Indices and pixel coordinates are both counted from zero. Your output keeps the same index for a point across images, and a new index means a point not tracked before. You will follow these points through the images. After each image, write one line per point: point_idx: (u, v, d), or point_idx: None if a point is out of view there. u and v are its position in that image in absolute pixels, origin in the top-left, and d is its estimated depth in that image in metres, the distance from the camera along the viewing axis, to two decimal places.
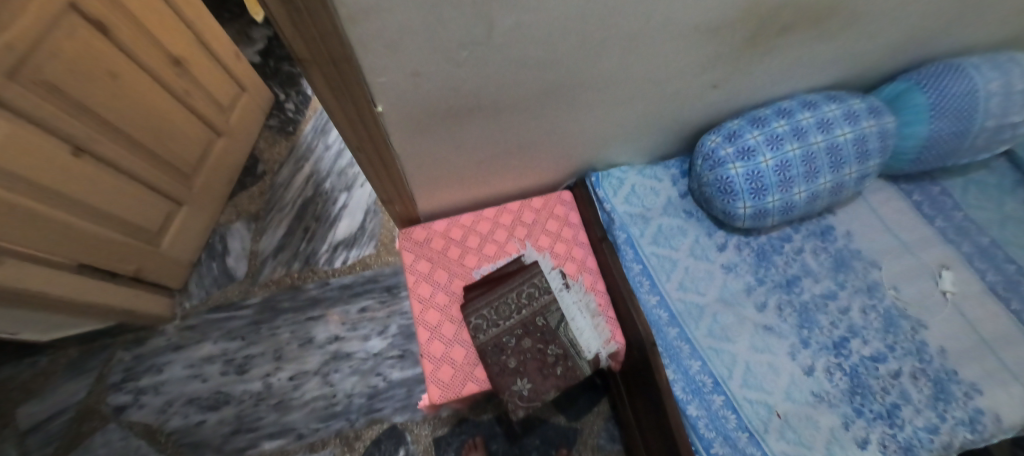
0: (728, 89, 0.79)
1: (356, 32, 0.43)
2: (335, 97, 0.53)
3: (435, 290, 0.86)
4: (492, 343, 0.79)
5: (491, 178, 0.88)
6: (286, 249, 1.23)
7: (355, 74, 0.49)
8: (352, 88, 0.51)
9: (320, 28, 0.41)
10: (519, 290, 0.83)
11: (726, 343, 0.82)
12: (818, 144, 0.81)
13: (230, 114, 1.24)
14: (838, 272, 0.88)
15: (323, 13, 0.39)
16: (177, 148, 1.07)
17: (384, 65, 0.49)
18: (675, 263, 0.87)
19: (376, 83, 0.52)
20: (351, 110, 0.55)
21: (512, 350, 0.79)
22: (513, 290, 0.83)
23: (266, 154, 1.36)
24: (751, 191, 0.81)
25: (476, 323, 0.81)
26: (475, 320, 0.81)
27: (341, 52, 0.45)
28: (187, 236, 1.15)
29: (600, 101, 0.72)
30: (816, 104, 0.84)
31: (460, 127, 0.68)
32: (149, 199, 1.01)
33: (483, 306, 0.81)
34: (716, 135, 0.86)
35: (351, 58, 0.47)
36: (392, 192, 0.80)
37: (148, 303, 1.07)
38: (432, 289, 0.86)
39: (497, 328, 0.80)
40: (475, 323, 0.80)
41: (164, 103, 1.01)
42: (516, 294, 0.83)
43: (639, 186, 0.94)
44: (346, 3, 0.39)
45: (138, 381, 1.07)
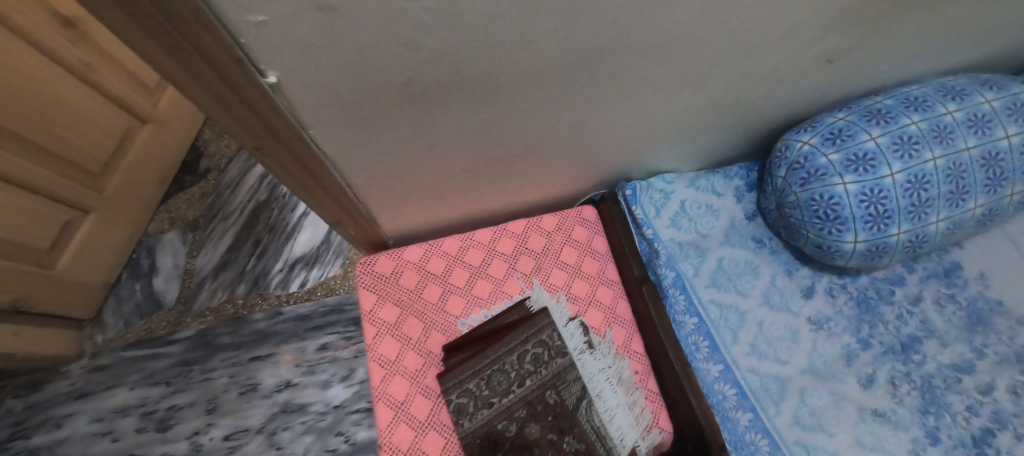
0: (843, 67, 0.53)
1: None
2: (180, 67, 0.26)
3: (400, 348, 0.60)
4: (481, 436, 0.52)
5: (487, 190, 0.62)
6: (231, 268, 0.98)
7: (201, 21, 0.23)
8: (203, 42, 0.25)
9: None
10: (521, 352, 0.55)
11: (821, 436, 0.57)
12: (970, 152, 0.55)
13: (161, 95, 0.98)
14: (973, 333, 0.62)
15: None
16: (78, 140, 0.81)
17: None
18: (743, 316, 0.62)
19: (251, 26, 0.26)
20: (231, 100, 0.30)
21: (511, 445, 0.51)
22: (512, 352, 0.55)
23: (213, 146, 1.10)
24: (867, 219, 0.55)
25: (458, 403, 0.54)
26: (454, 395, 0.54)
27: None
28: (98, 253, 0.90)
29: (656, 79, 0.46)
30: (962, 92, 0.57)
31: (431, 116, 0.42)
32: (34, 207, 0.76)
33: (469, 375, 0.54)
34: (810, 134, 0.59)
35: None
36: (340, 211, 0.54)
37: (40, 341, 0.83)
38: (398, 347, 0.60)
39: (488, 410, 0.53)
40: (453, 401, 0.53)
41: (52, 79, 0.75)
42: (515, 357, 0.55)
43: (690, 203, 0.68)
44: None
45: (30, 440, 0.83)
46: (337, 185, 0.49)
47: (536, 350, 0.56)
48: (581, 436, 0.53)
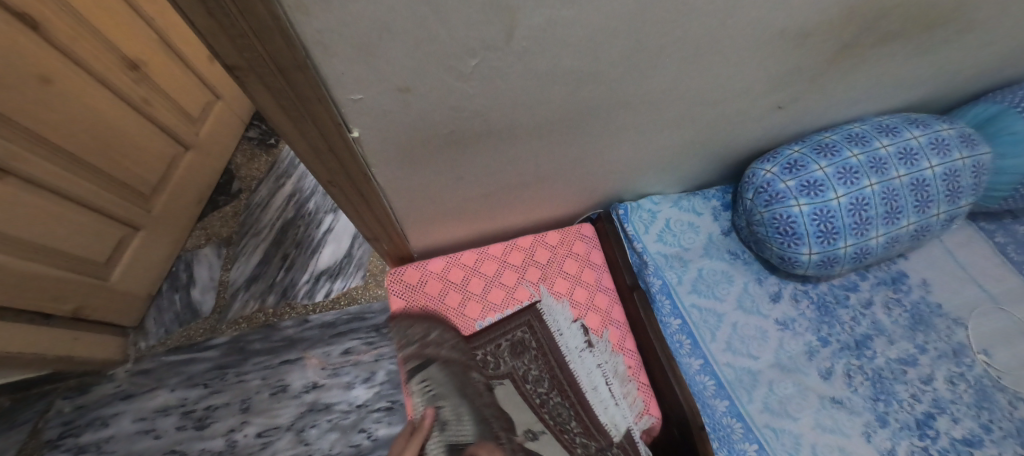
0: (794, 110, 0.65)
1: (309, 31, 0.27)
2: (294, 127, 0.37)
3: (430, 347, 0.71)
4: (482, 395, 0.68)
5: (500, 211, 0.73)
6: (261, 279, 1.08)
7: (317, 96, 0.34)
8: (315, 112, 0.36)
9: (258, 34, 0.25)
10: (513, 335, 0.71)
11: (787, 419, 0.67)
12: (901, 179, 0.66)
13: (203, 124, 1.09)
14: (916, 332, 0.73)
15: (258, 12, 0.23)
16: (134, 165, 0.92)
17: (362, 76, 0.34)
18: (720, 318, 0.73)
19: (348, 103, 0.37)
20: (321, 147, 0.41)
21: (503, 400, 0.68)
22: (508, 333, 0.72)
23: (244, 169, 1.21)
24: (818, 235, 0.66)
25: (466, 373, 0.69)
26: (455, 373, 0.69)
27: (293, 63, 0.30)
28: (144, 266, 0.99)
29: (642, 123, 0.58)
30: (894, 129, 0.69)
31: (463, 156, 0.53)
32: (98, 225, 0.86)
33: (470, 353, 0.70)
34: (772, 164, 0.71)
35: (309, 69, 0.31)
36: (379, 229, 0.65)
37: (93, 346, 0.92)
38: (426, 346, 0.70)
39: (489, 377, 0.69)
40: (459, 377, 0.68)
41: (118, 114, 0.86)
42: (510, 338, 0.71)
43: (674, 221, 0.79)
44: None
45: (79, 437, 0.91)
46: (382, 211, 0.60)
47: (540, 340, 0.71)
48: (577, 419, 0.66)
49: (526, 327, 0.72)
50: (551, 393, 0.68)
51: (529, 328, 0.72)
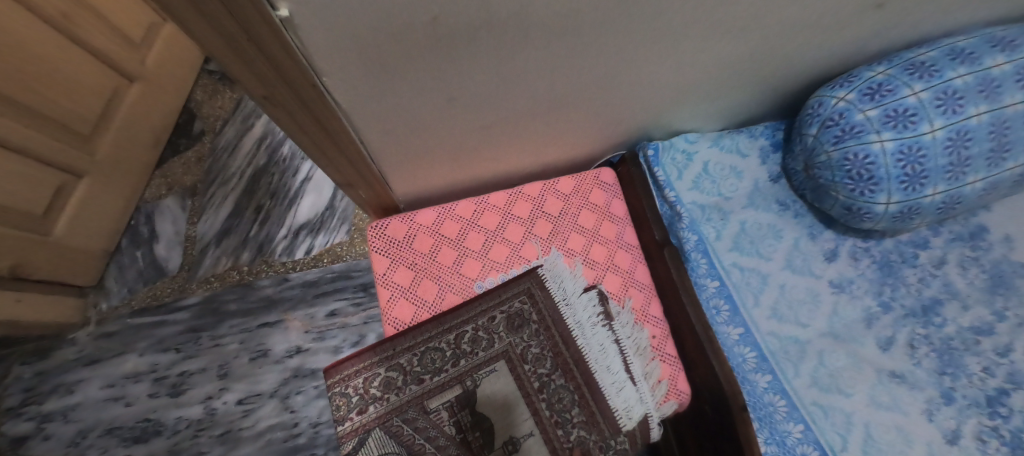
0: (893, 13, 0.49)
1: None
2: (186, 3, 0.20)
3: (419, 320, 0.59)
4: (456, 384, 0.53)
5: (503, 150, 0.59)
6: (233, 234, 0.95)
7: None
8: None
9: None
10: (507, 305, 0.56)
11: (837, 397, 0.57)
12: (1015, 108, 0.52)
13: (149, 52, 0.92)
14: (996, 296, 0.62)
15: None
16: (64, 99, 0.76)
17: None
18: (765, 280, 0.61)
19: None
20: (240, 42, 0.26)
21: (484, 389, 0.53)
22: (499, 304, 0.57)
23: (206, 108, 1.05)
24: (903, 180, 0.53)
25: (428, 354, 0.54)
26: (427, 361, 0.53)
27: None
28: (95, 219, 0.87)
29: (701, 23, 0.42)
30: (1012, 43, 0.54)
31: (453, 65, 0.38)
32: (29, 172, 0.73)
33: (452, 332, 0.55)
34: (848, 90, 0.55)
35: None
36: (350, 171, 0.52)
37: (44, 308, 0.81)
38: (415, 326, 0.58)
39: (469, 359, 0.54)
40: (430, 368, 0.53)
41: (34, 34, 0.69)
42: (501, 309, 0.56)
43: (713, 164, 0.65)
44: None
45: (43, 405, 0.83)
46: (342, 136, 0.45)
47: (542, 311, 0.57)
48: (582, 405, 0.53)
49: (525, 296, 0.57)
50: (552, 375, 0.54)
51: (530, 297, 0.57)
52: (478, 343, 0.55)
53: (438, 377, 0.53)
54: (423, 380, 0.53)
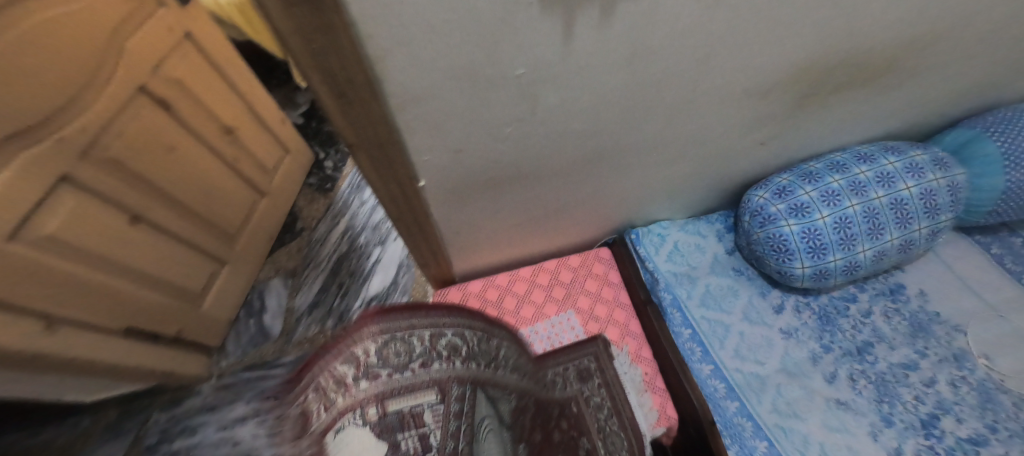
0: (777, 144, 0.76)
1: (384, 72, 0.40)
2: (370, 161, 0.51)
3: None
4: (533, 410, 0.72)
5: (529, 238, 0.86)
6: (321, 306, 1.23)
7: (405, 167, 0.54)
8: (387, 149, 0.50)
9: (350, 77, 0.39)
10: (580, 361, 0.79)
11: (795, 420, 0.73)
12: (880, 200, 0.76)
13: (275, 175, 1.29)
14: (917, 339, 0.79)
15: (349, 51, 0.36)
16: (223, 210, 1.10)
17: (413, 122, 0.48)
18: (728, 328, 0.81)
19: (411, 143, 0.51)
20: (389, 180, 0.55)
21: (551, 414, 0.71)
22: (573, 360, 0.79)
23: (305, 210, 1.41)
24: (809, 251, 0.76)
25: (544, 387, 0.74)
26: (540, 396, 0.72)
27: (372, 96, 0.42)
28: (227, 296, 1.17)
29: (646, 162, 0.70)
30: (872, 157, 0.79)
31: (499, 195, 0.67)
32: (196, 261, 1.05)
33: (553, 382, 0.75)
34: (764, 191, 0.81)
35: (389, 113, 0.45)
36: (429, 256, 0.80)
37: (186, 364, 1.08)
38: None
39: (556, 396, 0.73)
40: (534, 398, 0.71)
41: (215, 170, 1.05)
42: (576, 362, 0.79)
43: (681, 243, 0.90)
44: (376, 42, 0.36)
45: (172, 444, 1.06)
46: (433, 235, 0.73)
47: (601, 369, 0.78)
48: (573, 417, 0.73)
49: (590, 357, 0.79)
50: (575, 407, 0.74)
51: (596, 358, 0.79)
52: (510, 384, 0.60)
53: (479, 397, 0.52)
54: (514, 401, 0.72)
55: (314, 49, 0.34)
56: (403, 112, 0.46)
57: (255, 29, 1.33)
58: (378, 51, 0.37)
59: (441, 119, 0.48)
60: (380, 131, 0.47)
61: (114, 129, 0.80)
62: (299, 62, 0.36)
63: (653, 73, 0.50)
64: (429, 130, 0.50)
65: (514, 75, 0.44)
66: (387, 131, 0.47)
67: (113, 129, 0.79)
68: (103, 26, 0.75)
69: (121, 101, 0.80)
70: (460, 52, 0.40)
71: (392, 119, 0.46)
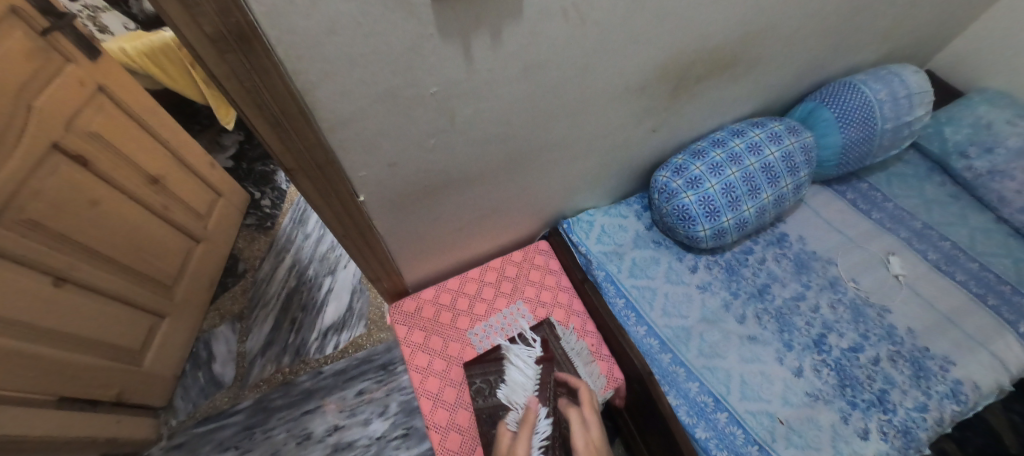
0: (667, 130, 0.90)
1: (313, 100, 0.46)
2: (311, 182, 0.56)
3: (439, 371, 0.86)
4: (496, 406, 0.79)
5: (472, 240, 0.93)
6: (275, 344, 1.21)
7: (344, 185, 0.59)
8: (326, 170, 0.55)
9: (280, 103, 0.44)
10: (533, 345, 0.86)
11: (717, 359, 0.86)
12: (753, 165, 0.92)
13: (209, 219, 1.27)
14: (801, 275, 0.97)
15: (276, 80, 0.41)
16: (157, 261, 1.07)
17: (347, 146, 0.54)
18: (655, 292, 0.93)
19: (347, 163, 0.57)
20: (332, 199, 0.61)
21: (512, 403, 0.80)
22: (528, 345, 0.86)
23: (246, 251, 1.39)
24: (706, 215, 0.90)
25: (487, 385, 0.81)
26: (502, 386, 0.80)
27: (306, 124, 0.48)
28: (170, 351, 1.12)
29: (562, 158, 0.81)
30: (742, 131, 0.96)
31: (436, 202, 0.74)
32: (132, 318, 1.00)
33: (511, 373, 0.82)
34: (665, 171, 0.95)
35: (324, 138, 0.51)
36: (380, 269, 0.85)
37: (131, 428, 1.02)
38: (448, 412, 0.82)
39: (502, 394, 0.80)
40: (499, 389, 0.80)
41: (144, 221, 1.02)
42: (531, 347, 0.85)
43: (607, 225, 1.01)
44: (303, 74, 0.42)
45: None
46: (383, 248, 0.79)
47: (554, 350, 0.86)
48: None
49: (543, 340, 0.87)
50: None
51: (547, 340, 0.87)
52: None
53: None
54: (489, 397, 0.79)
55: (249, 85, 0.41)
56: (335, 133, 0.51)
57: (171, 77, 1.32)
58: (304, 83, 0.43)
59: (374, 138, 0.55)
60: (315, 154, 0.52)
61: (30, 190, 0.77)
62: (228, 90, 0.41)
63: (549, 81, 0.60)
64: (365, 151, 0.56)
65: (429, 93, 0.52)
66: (323, 154, 0.53)
67: (29, 189, 0.77)
68: (9, 87, 0.74)
69: (35, 160, 0.78)
70: (379, 80, 0.47)
71: (326, 141, 0.51)
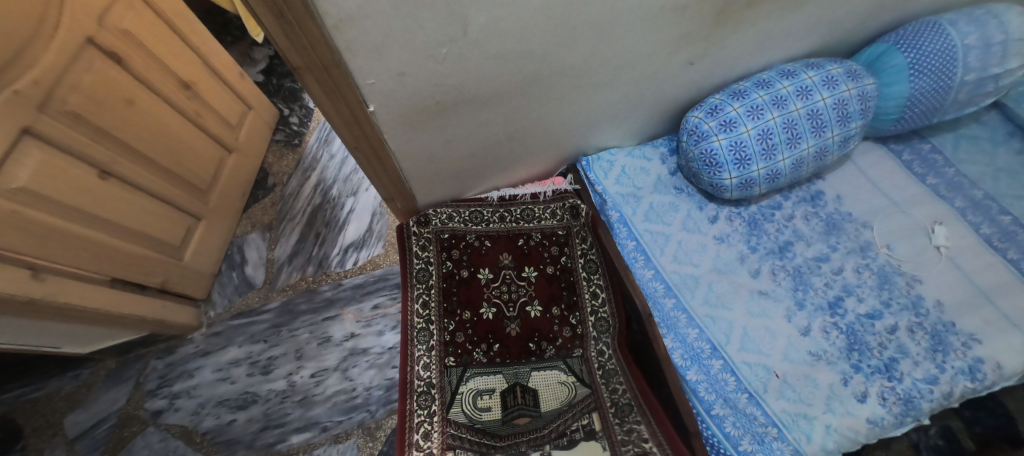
0: (705, 64, 0.83)
1: None
2: (318, 84, 0.56)
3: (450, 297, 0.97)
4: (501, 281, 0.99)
5: (490, 170, 0.96)
6: (300, 255, 1.30)
7: (352, 90, 0.58)
8: (332, 72, 0.54)
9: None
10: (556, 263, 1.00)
11: (722, 309, 0.85)
12: (798, 111, 0.84)
13: (240, 131, 1.32)
14: (829, 236, 0.92)
15: None
16: (193, 166, 1.13)
17: (354, 49, 0.52)
18: (668, 238, 0.92)
19: (354, 67, 0.55)
20: (340, 102, 0.60)
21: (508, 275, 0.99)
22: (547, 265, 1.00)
23: (275, 166, 1.45)
24: (735, 162, 0.85)
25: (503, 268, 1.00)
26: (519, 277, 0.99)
27: (310, 22, 0.45)
28: (207, 249, 1.22)
29: (584, 84, 0.76)
30: (794, 72, 0.87)
31: (446, 121, 0.73)
32: (173, 215, 1.08)
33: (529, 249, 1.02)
34: (699, 111, 0.89)
35: (329, 38, 0.49)
36: (395, 191, 0.91)
37: (177, 314, 1.15)
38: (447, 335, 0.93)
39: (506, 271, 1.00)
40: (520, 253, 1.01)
41: (176, 125, 1.06)
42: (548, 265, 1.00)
43: (628, 166, 0.99)
44: None
45: (172, 386, 1.14)
46: (419, 270, 1.00)
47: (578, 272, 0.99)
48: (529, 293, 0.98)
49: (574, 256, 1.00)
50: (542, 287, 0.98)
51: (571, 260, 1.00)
52: (624, 392, 0.83)
53: (600, 423, 0.80)
54: (500, 274, 0.99)
55: None
56: (340, 32, 0.48)
57: None
58: None
59: (380, 41, 0.52)
60: (321, 54, 0.51)
61: (69, 82, 0.80)
62: None
63: None
64: (376, 55, 0.54)
65: None
66: (328, 53, 0.51)
67: (67, 81, 0.79)
68: None
69: (73, 52, 0.80)
70: None
71: (331, 41, 0.49)
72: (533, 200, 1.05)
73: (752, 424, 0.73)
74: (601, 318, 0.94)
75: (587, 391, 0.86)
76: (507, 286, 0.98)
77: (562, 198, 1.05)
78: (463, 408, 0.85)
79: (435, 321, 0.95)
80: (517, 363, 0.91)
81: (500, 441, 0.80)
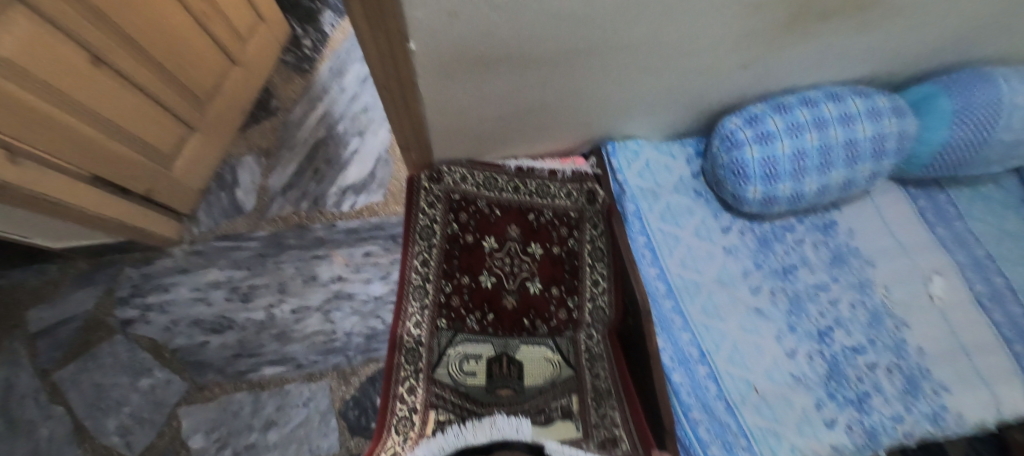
0: (756, 70, 0.80)
1: None
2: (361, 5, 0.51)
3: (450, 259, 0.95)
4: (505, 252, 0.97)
5: (512, 136, 0.92)
6: (296, 188, 1.24)
7: (396, 20, 0.53)
8: None
9: None
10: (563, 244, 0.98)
11: (717, 319, 0.85)
12: (837, 137, 0.82)
13: (247, 43, 1.22)
14: (833, 267, 0.93)
15: None
16: (193, 71, 1.05)
17: None
18: (679, 240, 0.91)
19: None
20: (380, 31, 0.55)
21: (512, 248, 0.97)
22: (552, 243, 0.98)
23: (281, 89, 1.36)
24: (764, 176, 0.82)
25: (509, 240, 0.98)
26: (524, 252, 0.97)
27: None
28: (197, 163, 1.16)
29: (634, 65, 0.72)
30: (841, 97, 0.85)
31: (484, 76, 0.68)
32: (165, 121, 1.01)
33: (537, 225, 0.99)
34: (738, 118, 0.86)
35: None
36: (412, 139, 0.87)
37: (159, 225, 1.10)
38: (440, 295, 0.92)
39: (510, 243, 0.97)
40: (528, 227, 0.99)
41: (180, 23, 0.97)
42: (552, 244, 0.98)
43: (652, 160, 0.98)
44: None
45: (145, 298, 1.10)
46: (423, 227, 0.97)
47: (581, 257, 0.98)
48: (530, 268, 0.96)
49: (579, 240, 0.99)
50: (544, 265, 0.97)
51: (577, 243, 0.99)
52: (605, 378, 0.85)
53: (578, 405, 0.81)
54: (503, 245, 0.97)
55: None
56: None
57: None
58: None
59: None
60: None
61: None
62: None
63: None
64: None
65: None
66: None
67: None
68: None
69: None
70: None
71: None
72: (551, 177, 1.02)
73: (724, 432, 0.75)
74: (598, 305, 0.93)
75: (570, 373, 0.86)
76: (510, 259, 0.96)
77: (582, 180, 1.02)
78: (448, 371, 0.85)
79: (432, 280, 0.93)
80: (507, 334, 0.90)
81: (481, 407, 0.79)
